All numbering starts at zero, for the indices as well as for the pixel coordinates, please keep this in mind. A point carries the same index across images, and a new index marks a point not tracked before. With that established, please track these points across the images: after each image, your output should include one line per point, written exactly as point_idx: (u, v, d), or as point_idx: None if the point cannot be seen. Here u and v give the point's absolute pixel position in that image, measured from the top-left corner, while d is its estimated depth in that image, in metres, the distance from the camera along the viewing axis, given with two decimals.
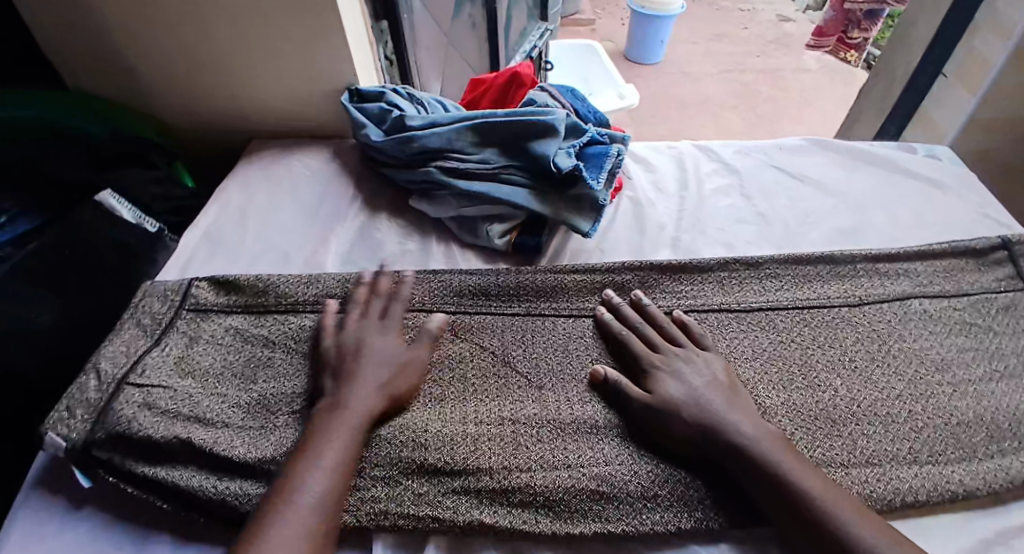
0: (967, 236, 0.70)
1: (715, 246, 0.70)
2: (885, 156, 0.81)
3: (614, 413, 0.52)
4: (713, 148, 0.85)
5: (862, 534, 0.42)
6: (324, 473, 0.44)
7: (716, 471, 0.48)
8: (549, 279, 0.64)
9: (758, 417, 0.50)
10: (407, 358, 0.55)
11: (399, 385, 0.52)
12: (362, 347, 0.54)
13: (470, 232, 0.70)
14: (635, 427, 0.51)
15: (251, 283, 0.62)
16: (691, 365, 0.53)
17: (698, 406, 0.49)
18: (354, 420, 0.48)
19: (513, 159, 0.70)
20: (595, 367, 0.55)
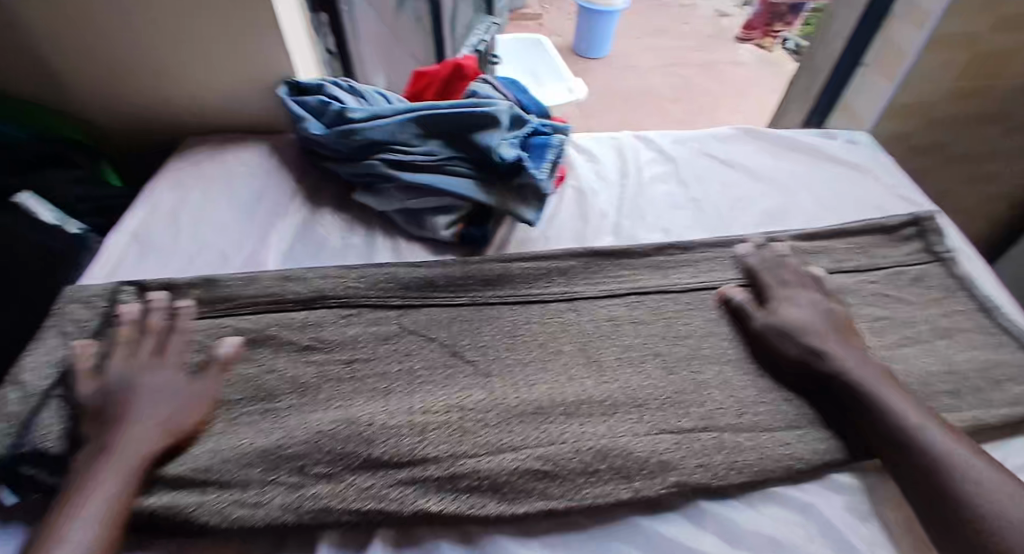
0: (880, 215, 0.75)
1: (654, 232, 0.73)
2: (808, 144, 0.86)
3: (732, 367, 0.58)
4: (652, 138, 0.87)
5: (944, 449, 0.47)
6: (96, 519, 0.41)
7: (819, 400, 0.55)
8: (494, 269, 0.65)
9: (864, 351, 0.57)
10: (189, 393, 0.51)
11: (184, 421, 0.49)
12: (131, 388, 0.50)
13: (416, 224, 0.69)
14: (727, 380, 0.57)
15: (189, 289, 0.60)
16: (809, 302, 0.61)
17: (819, 334, 0.57)
18: (129, 462, 0.45)
19: (457, 151, 0.69)
20: (723, 290, 0.64)
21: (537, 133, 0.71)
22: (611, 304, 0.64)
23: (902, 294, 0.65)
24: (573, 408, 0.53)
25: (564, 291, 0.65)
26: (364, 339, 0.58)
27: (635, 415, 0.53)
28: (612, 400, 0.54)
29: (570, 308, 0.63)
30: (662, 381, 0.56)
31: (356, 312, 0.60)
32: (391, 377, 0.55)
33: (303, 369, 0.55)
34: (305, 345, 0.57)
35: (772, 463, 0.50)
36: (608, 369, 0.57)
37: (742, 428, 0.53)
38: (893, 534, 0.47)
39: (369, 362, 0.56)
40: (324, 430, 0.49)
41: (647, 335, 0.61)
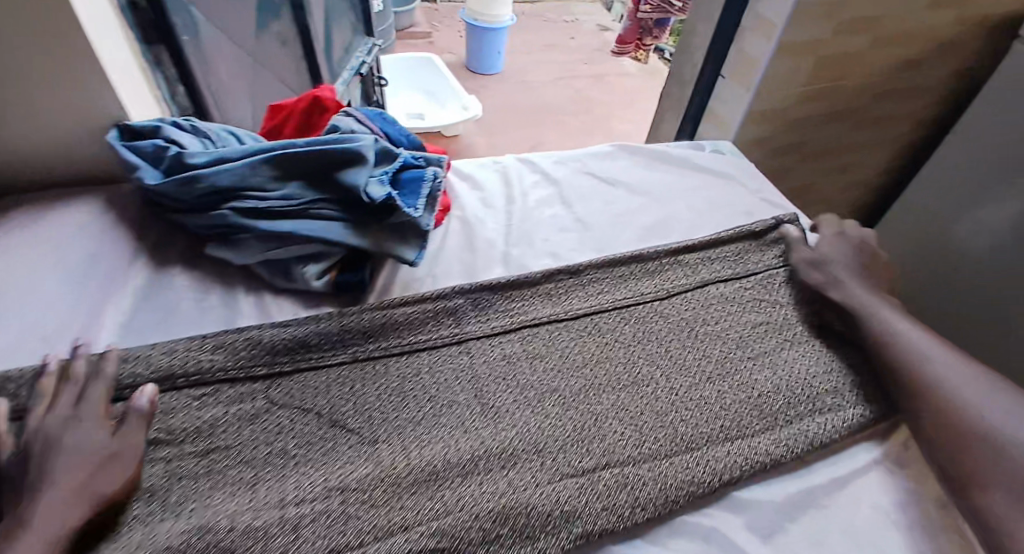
0: (749, 220, 0.79)
1: (543, 257, 0.71)
2: (680, 155, 0.89)
3: (771, 344, 0.63)
4: (534, 160, 0.87)
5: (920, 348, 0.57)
6: None
7: (815, 346, 0.63)
8: (375, 317, 0.59)
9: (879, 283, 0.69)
10: (112, 449, 0.46)
11: (101, 484, 0.44)
12: (47, 448, 0.44)
13: (283, 276, 0.62)
14: (799, 345, 0.63)
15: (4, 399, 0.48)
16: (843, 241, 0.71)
17: (855, 266, 0.68)
18: (37, 543, 0.39)
19: (321, 192, 0.62)
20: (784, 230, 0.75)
21: (409, 165, 0.66)
22: (504, 341, 0.61)
23: (848, 259, 0.69)
24: (470, 466, 0.50)
25: (453, 333, 0.60)
26: (223, 423, 0.51)
27: (537, 462, 0.50)
28: (510, 450, 0.51)
29: (461, 351, 0.59)
30: (561, 418, 0.54)
31: (350, 356, 0.57)
32: (404, 411, 0.54)
33: (148, 471, 0.48)
34: (152, 440, 0.50)
35: (675, 492, 0.49)
36: (598, 378, 0.58)
37: (642, 457, 0.52)
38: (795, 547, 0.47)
39: (375, 404, 0.54)
40: (356, 481, 0.48)
41: (543, 369, 0.58)
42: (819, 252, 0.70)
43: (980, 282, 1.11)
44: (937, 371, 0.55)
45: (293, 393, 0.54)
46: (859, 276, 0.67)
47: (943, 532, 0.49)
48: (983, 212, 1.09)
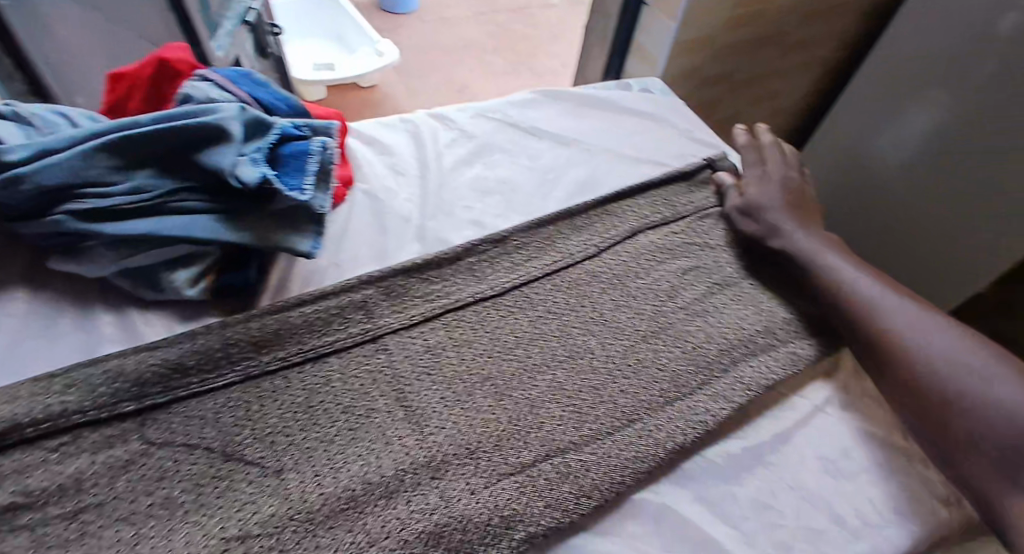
0: (681, 162, 0.75)
1: (465, 228, 0.64)
2: (606, 97, 0.82)
3: (698, 288, 0.62)
4: (447, 114, 0.77)
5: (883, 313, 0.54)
6: None
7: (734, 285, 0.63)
8: (268, 324, 0.51)
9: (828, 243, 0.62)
10: None
11: None
12: None
13: (151, 287, 0.52)
14: (731, 297, 0.61)
15: None
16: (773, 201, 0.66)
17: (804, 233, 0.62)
18: None
19: (181, 180, 0.52)
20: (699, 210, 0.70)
21: (290, 136, 0.55)
22: (427, 331, 0.54)
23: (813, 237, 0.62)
24: (395, 484, 0.44)
25: (366, 329, 0.53)
26: (92, 475, 0.42)
27: (471, 466, 0.46)
28: (439, 456, 0.46)
29: (377, 349, 0.52)
30: (493, 410, 0.50)
31: (241, 374, 0.48)
32: (316, 428, 0.46)
33: (11, 544, 0.38)
34: (7, 506, 0.39)
35: (620, 474, 0.46)
36: (536, 361, 0.54)
37: (583, 441, 0.48)
38: (744, 513, 0.47)
39: (281, 426, 0.46)
40: (270, 523, 0.41)
41: (471, 358, 0.53)
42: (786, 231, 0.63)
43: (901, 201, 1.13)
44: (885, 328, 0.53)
45: (188, 425, 0.45)
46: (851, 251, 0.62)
47: (844, 449, 0.52)
48: (902, 130, 1.10)
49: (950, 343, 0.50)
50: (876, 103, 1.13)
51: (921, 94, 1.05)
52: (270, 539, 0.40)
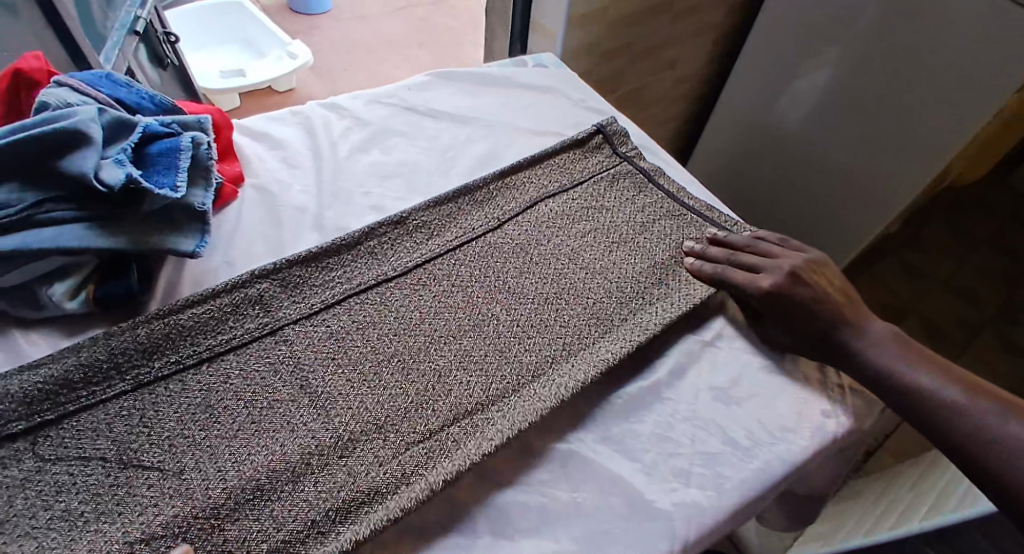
0: (576, 130, 0.77)
1: (363, 214, 0.64)
2: (500, 74, 0.84)
3: (599, 248, 0.64)
4: (341, 104, 0.77)
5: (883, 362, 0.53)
6: None
7: (633, 241, 0.65)
8: (157, 329, 0.50)
9: (842, 308, 0.56)
10: None
11: None
12: None
13: (28, 304, 0.50)
14: (630, 251, 0.64)
15: None
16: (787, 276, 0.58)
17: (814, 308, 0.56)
18: None
19: (46, 191, 0.50)
20: (693, 267, 0.62)
21: (155, 133, 0.55)
22: (329, 317, 0.54)
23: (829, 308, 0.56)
24: (301, 467, 0.44)
25: (264, 324, 0.52)
26: None
27: (378, 440, 0.46)
28: (346, 435, 0.46)
29: (277, 341, 0.52)
30: (400, 384, 0.50)
31: (135, 381, 0.47)
32: (216, 426, 0.46)
33: None
34: None
35: (528, 425, 0.48)
36: (441, 334, 0.54)
37: (490, 401, 0.50)
38: (643, 447, 0.50)
39: (179, 428, 0.45)
40: (174, 524, 0.40)
41: (375, 338, 0.53)
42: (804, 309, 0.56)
43: (810, 151, 1.21)
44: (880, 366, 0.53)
45: (81, 438, 0.44)
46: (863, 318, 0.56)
47: (735, 379, 0.56)
48: (799, 90, 1.17)
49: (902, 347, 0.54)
50: (777, 61, 1.19)
51: (819, 54, 1.10)
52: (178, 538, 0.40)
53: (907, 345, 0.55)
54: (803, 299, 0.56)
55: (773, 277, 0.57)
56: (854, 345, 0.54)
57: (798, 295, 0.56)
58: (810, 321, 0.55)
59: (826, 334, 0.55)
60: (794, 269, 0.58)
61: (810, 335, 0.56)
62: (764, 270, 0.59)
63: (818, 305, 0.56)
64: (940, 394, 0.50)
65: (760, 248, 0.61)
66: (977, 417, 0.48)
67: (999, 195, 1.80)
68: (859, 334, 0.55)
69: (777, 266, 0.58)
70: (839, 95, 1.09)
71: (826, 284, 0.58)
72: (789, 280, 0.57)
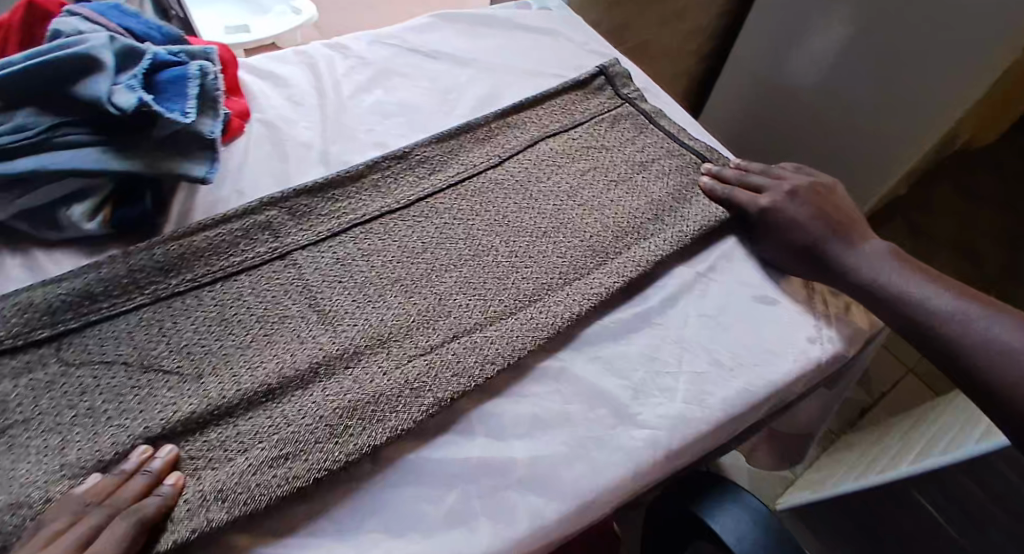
0: (578, 72, 0.78)
1: (366, 149, 0.66)
2: (503, 17, 0.83)
3: (597, 187, 0.65)
4: (345, 43, 0.77)
5: (879, 277, 0.55)
6: None
7: (632, 179, 0.66)
8: (172, 250, 0.52)
9: (842, 227, 0.58)
10: None
11: None
12: None
13: (50, 225, 0.53)
14: (630, 189, 0.65)
15: None
16: (788, 194, 0.61)
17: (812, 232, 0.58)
18: None
19: (64, 116, 0.52)
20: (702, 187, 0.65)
21: (165, 62, 0.56)
22: (335, 245, 0.56)
23: (830, 228, 0.58)
24: (310, 375, 0.47)
25: (273, 249, 0.55)
26: (14, 398, 0.42)
27: (383, 353, 0.49)
28: (352, 347, 0.49)
29: (286, 265, 0.54)
30: (403, 305, 0.52)
31: (154, 295, 0.50)
32: (233, 338, 0.49)
33: None
34: None
35: (525, 342, 0.51)
36: (442, 263, 0.56)
37: (489, 321, 0.52)
38: (633, 366, 0.53)
39: (195, 339, 0.48)
40: (190, 420, 0.43)
41: (380, 265, 0.55)
42: (803, 228, 0.59)
43: (820, 109, 1.17)
44: (876, 282, 0.55)
45: (105, 345, 0.47)
46: (862, 238, 0.58)
47: (725, 308, 0.58)
48: (809, 49, 1.13)
49: (898, 263, 0.56)
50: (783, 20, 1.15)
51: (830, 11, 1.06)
52: (198, 434, 0.43)
53: (903, 259, 0.57)
54: (798, 218, 0.59)
55: (773, 196, 0.61)
56: (849, 262, 0.56)
57: (793, 212, 0.60)
58: (806, 241, 0.58)
59: (820, 251, 0.58)
60: (795, 189, 0.61)
61: (808, 254, 0.58)
62: (766, 191, 0.62)
63: (814, 225, 0.58)
64: (929, 304, 0.52)
65: (768, 172, 0.65)
66: (973, 327, 0.49)
67: (1012, 155, 1.78)
68: (853, 251, 0.57)
69: (778, 187, 0.62)
70: (852, 52, 1.06)
71: (830, 204, 0.61)
72: (787, 199, 0.61)
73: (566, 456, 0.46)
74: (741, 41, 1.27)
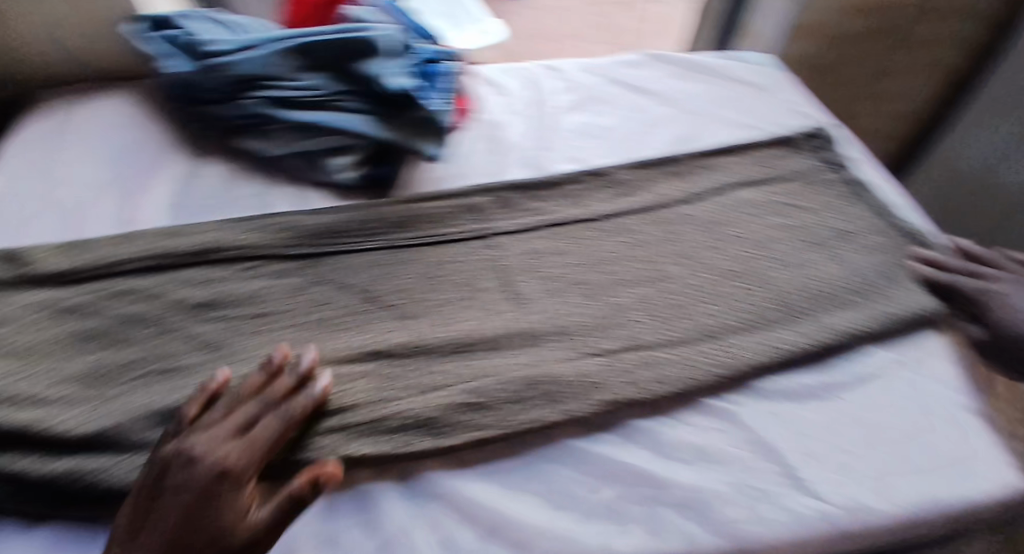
0: (782, 130, 0.79)
1: (566, 161, 0.72)
2: (708, 65, 0.87)
3: (790, 244, 0.65)
4: (560, 66, 0.85)
5: None
6: None
7: (826, 245, 0.65)
8: (403, 210, 0.62)
9: None
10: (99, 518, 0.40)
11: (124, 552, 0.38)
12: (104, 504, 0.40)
13: (310, 169, 0.63)
14: (824, 255, 0.64)
15: (95, 269, 0.55)
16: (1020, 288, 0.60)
17: None
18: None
19: (348, 85, 0.63)
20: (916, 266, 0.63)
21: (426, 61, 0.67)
22: (532, 238, 0.62)
23: None
24: (497, 342, 0.53)
25: (480, 229, 0.62)
26: (273, 292, 0.55)
27: (562, 343, 0.53)
28: (536, 330, 0.54)
29: (487, 245, 0.61)
30: (585, 307, 0.57)
31: (385, 241, 0.60)
32: (440, 294, 0.56)
33: (212, 326, 0.52)
34: (213, 301, 0.54)
35: (700, 373, 0.52)
36: (628, 278, 0.60)
37: (666, 343, 0.54)
38: (810, 431, 0.51)
39: (409, 284, 0.57)
40: (398, 348, 0.51)
41: (569, 266, 0.60)
42: None
43: None
44: None
45: (342, 271, 0.57)
46: None
47: (923, 400, 0.54)
48: None
49: None
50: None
51: None
52: (400, 361, 0.51)
53: None
54: None
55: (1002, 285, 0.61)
56: None
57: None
58: None
59: None
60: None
61: None
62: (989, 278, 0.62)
63: None
64: None
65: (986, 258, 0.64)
66: None
67: None
68: None
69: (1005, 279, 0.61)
70: None
71: None
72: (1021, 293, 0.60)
73: (728, 496, 0.46)
74: (947, 135, 1.21)
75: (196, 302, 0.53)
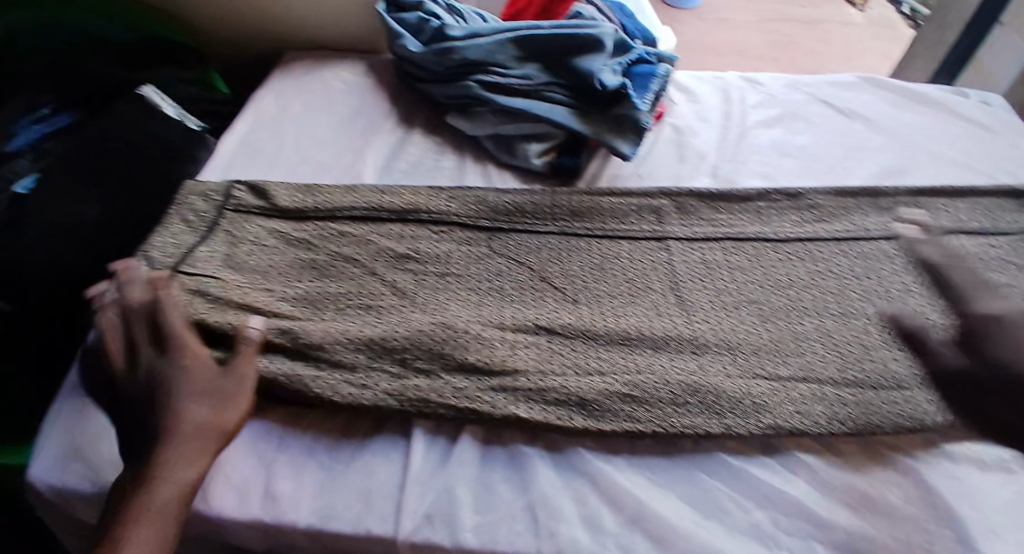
0: (1015, 179, 0.70)
1: (755, 178, 0.70)
2: (934, 97, 0.80)
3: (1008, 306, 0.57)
4: (761, 80, 0.83)
5: None
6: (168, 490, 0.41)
7: None
8: (580, 201, 0.64)
9: None
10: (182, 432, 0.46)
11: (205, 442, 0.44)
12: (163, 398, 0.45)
13: (505, 150, 0.68)
14: None
15: (317, 209, 0.61)
16: None
17: None
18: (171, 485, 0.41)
19: (556, 77, 0.69)
20: None
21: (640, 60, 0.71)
22: (707, 249, 0.61)
23: None
24: (662, 343, 0.53)
25: (655, 231, 0.63)
26: (456, 257, 0.59)
27: (727, 357, 0.53)
28: (703, 339, 0.54)
29: (661, 247, 0.61)
30: (756, 327, 0.55)
31: (559, 227, 0.62)
32: (609, 287, 0.58)
33: (403, 276, 0.57)
34: (404, 255, 0.59)
35: (881, 422, 0.48)
36: (808, 306, 0.57)
37: (845, 382, 0.51)
38: (1004, 511, 0.45)
39: (580, 272, 0.59)
40: (564, 327, 0.54)
41: (744, 283, 0.58)
42: None
43: None
44: None
45: (521, 249, 0.61)
46: None
47: None
48: None
49: None
50: None
51: None
52: (565, 338, 0.53)
53: None
54: None
55: None
56: None
57: None
58: None
59: None
60: None
61: None
62: None
63: None
64: None
65: None
66: None
67: None
68: None
69: None
70: None
71: None
72: None
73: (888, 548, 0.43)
74: None
75: (391, 253, 0.59)
